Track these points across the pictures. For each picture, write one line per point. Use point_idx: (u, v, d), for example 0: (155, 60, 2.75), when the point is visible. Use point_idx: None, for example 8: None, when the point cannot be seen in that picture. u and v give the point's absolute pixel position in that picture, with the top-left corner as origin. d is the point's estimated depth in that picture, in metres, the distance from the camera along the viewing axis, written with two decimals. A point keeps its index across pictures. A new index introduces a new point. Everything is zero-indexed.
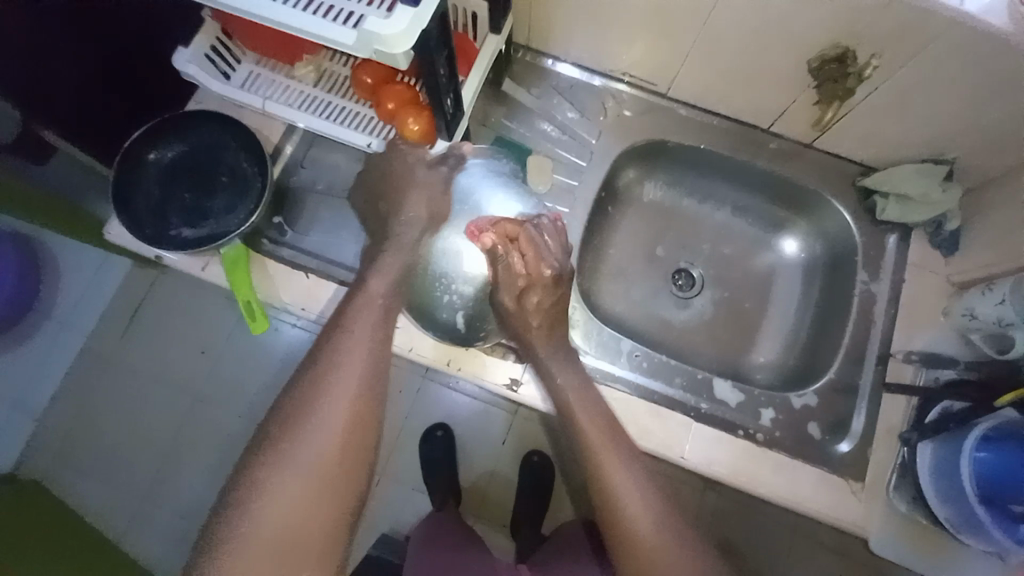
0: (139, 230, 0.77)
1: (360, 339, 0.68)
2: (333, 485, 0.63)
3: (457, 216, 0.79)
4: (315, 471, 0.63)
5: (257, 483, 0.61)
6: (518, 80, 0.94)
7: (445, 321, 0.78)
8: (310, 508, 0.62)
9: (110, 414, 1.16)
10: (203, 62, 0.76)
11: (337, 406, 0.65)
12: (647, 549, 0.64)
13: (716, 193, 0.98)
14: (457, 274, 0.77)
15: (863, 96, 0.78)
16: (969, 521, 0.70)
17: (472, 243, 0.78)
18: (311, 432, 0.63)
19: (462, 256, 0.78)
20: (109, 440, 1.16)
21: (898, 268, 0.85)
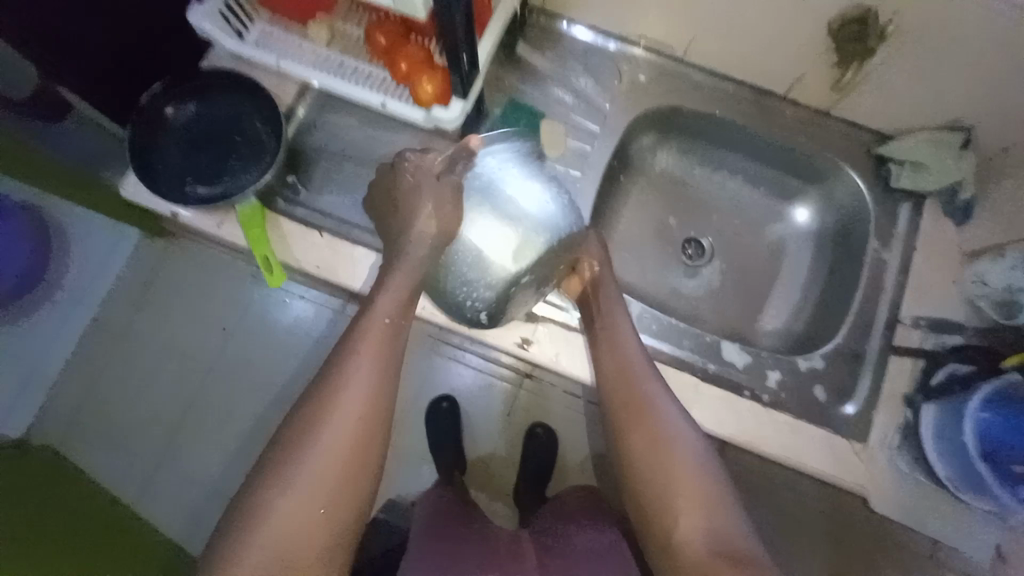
0: (157, 189, 0.78)
1: (367, 347, 0.69)
2: (338, 495, 0.63)
3: (477, 211, 0.79)
4: (322, 481, 0.62)
5: (271, 484, 0.62)
6: (533, 44, 0.93)
7: (462, 304, 0.80)
8: (312, 515, 0.61)
9: (121, 386, 1.18)
10: (218, 19, 0.77)
11: (346, 408, 0.65)
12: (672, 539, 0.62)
13: (729, 162, 0.98)
14: (482, 267, 0.78)
15: (882, 59, 0.77)
16: (973, 482, 0.72)
17: (491, 239, 0.79)
18: (318, 439, 0.64)
19: (484, 248, 0.79)
20: (120, 407, 1.18)
21: (909, 237, 0.85)
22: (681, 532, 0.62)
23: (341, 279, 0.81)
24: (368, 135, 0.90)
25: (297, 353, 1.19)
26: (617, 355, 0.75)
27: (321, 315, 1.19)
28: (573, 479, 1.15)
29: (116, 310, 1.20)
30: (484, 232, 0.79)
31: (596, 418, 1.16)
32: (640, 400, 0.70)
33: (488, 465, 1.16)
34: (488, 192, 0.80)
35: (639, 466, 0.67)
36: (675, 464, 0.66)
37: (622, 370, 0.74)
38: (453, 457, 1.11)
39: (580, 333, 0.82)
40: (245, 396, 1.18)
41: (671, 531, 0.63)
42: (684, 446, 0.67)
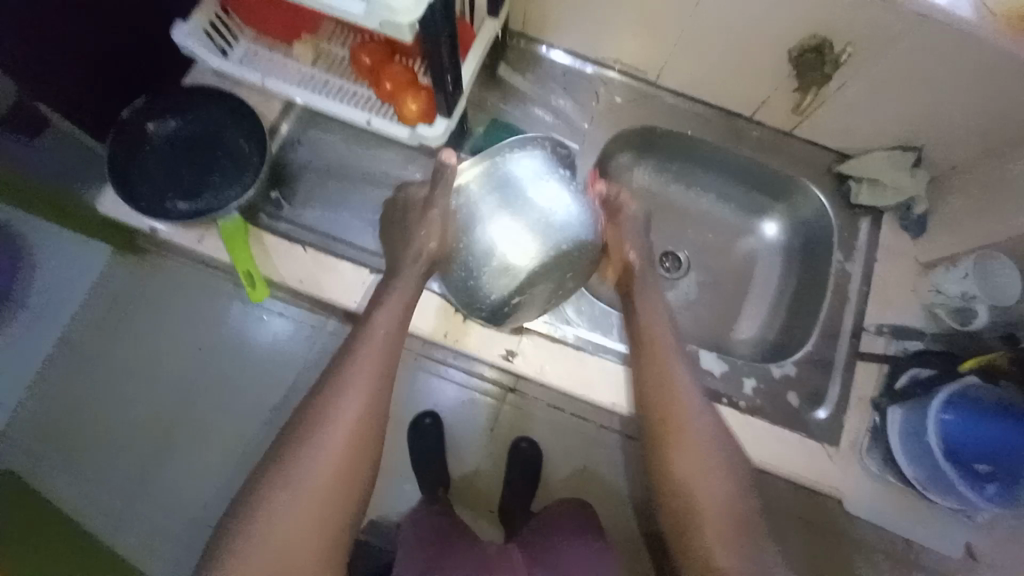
0: (134, 202, 0.78)
1: (367, 354, 0.73)
2: (338, 493, 0.68)
3: (499, 208, 0.73)
4: (320, 481, 0.67)
5: (269, 490, 0.66)
6: (513, 65, 0.96)
7: (475, 300, 0.77)
8: (310, 523, 0.66)
9: (87, 409, 1.14)
10: (202, 38, 0.79)
11: (341, 421, 0.70)
12: (700, 551, 0.68)
13: (702, 179, 1.02)
14: (501, 265, 0.74)
15: (838, 85, 0.83)
16: (936, 478, 0.75)
17: (507, 232, 0.73)
18: (320, 443, 0.68)
19: (503, 246, 0.74)
20: (85, 431, 1.13)
21: (869, 249, 0.90)
22: (717, 561, 0.66)
23: (326, 293, 0.80)
24: (352, 151, 0.91)
25: (275, 370, 1.16)
26: (660, 370, 0.76)
27: (299, 332, 1.17)
28: (558, 495, 1.14)
29: (86, 328, 1.17)
30: (504, 230, 0.73)
31: (581, 432, 1.16)
32: (671, 400, 0.74)
33: (471, 481, 1.16)
34: (509, 188, 0.74)
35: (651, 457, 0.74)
36: (710, 485, 0.70)
37: (670, 394, 0.74)
38: (437, 472, 1.11)
39: (567, 345, 0.83)
40: (221, 416, 1.15)
41: (701, 536, 0.68)
42: (721, 467, 0.70)
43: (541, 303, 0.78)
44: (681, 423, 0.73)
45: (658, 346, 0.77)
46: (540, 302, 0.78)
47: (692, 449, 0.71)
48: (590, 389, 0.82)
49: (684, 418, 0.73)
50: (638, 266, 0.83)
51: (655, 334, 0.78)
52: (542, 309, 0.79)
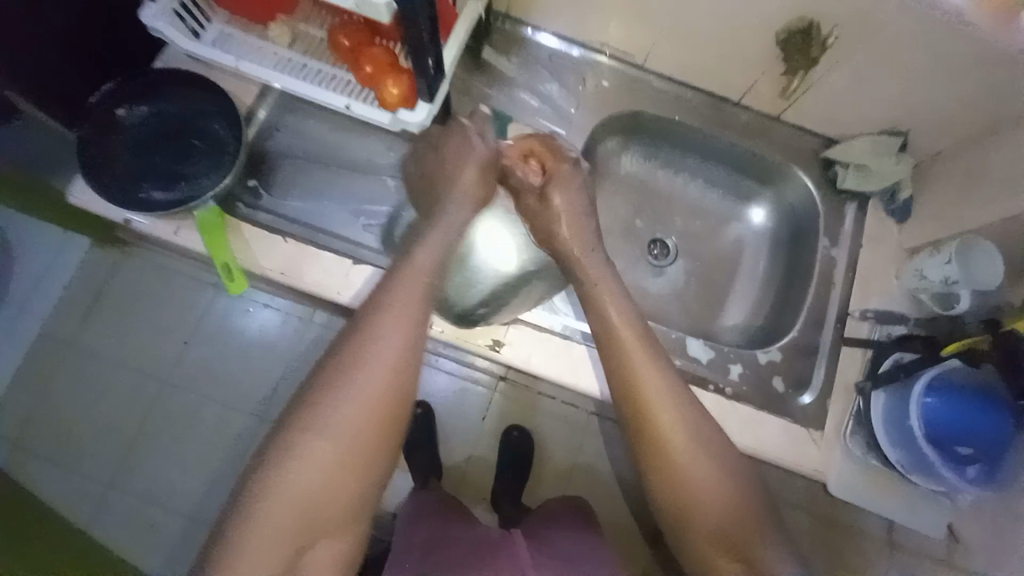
0: (107, 193, 0.75)
1: (396, 318, 0.69)
2: (361, 460, 0.65)
3: (490, 216, 0.87)
4: (343, 447, 0.64)
5: (297, 439, 0.64)
6: (498, 48, 0.94)
7: (454, 300, 0.83)
8: (340, 473, 0.64)
9: (70, 402, 1.11)
10: (172, 19, 0.75)
11: (373, 373, 0.66)
12: (698, 506, 0.67)
13: (690, 165, 1.01)
14: (483, 266, 0.83)
15: (826, 69, 0.81)
16: (918, 461, 0.76)
17: (497, 246, 0.86)
18: (343, 407, 0.65)
19: (488, 250, 0.85)
20: (68, 426, 1.11)
21: (855, 235, 0.90)
22: (705, 535, 0.67)
23: (308, 284, 0.78)
24: (334, 137, 0.89)
25: (263, 360, 1.14)
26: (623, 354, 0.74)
27: (288, 323, 1.15)
28: (548, 483, 1.14)
29: (67, 320, 1.14)
30: (491, 235, 0.86)
31: (572, 421, 1.16)
32: (644, 391, 0.71)
33: (463, 470, 1.15)
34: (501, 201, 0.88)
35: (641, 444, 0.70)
36: (693, 450, 0.69)
37: (640, 373, 0.72)
38: (428, 461, 1.10)
39: (560, 338, 0.83)
40: (227, 388, 1.13)
41: (692, 502, 0.67)
42: (698, 437, 0.69)
43: (526, 301, 0.84)
44: (670, 410, 0.70)
45: (630, 343, 0.74)
46: (524, 301, 0.84)
47: (678, 421, 0.70)
48: (579, 377, 0.81)
49: (663, 409, 0.70)
50: (584, 240, 0.82)
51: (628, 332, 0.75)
52: (533, 305, 0.84)
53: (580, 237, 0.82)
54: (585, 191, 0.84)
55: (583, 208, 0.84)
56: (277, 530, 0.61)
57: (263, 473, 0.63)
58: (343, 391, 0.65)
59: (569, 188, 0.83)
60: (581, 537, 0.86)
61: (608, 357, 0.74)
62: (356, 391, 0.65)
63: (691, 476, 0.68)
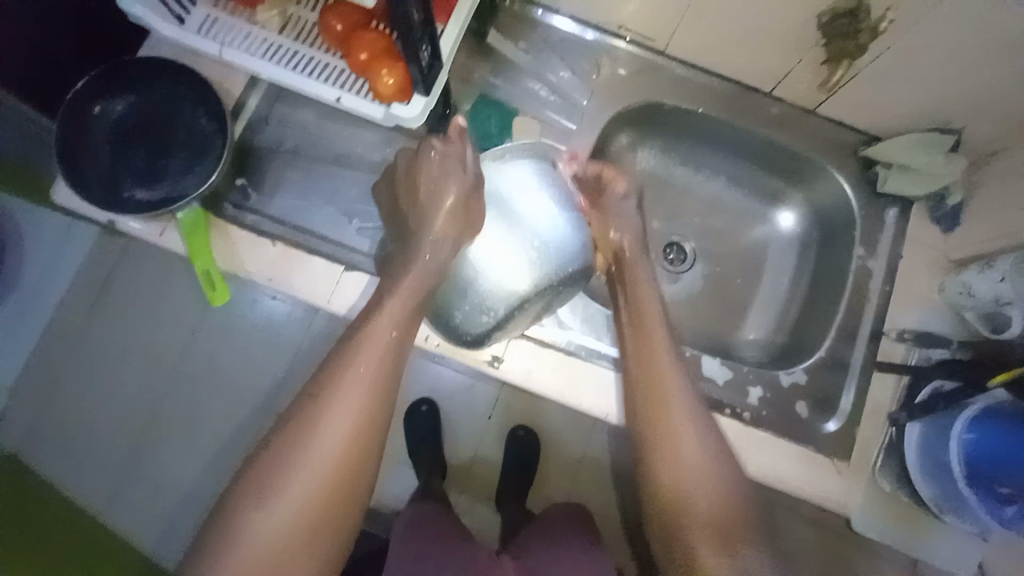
0: (88, 194, 0.71)
1: (367, 362, 0.64)
2: (324, 519, 0.59)
3: (489, 227, 0.74)
4: (299, 508, 0.58)
5: (256, 491, 0.58)
6: (503, 31, 0.86)
7: (460, 327, 0.74)
8: (302, 531, 0.58)
9: (65, 402, 1.06)
10: (152, 3, 0.69)
11: (339, 416, 0.61)
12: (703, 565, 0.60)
13: (712, 163, 0.93)
14: (491, 285, 0.72)
15: (873, 57, 0.72)
16: (953, 499, 0.70)
17: (505, 258, 0.73)
18: (303, 461, 0.59)
19: (493, 268, 0.73)
20: (62, 426, 1.05)
21: (895, 243, 0.82)
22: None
23: (298, 291, 0.74)
24: (326, 130, 0.83)
25: (264, 356, 1.07)
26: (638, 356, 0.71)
27: (295, 314, 1.07)
28: (555, 485, 1.09)
29: (66, 311, 1.07)
30: (494, 249, 0.73)
31: (582, 422, 1.10)
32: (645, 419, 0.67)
33: (469, 468, 1.10)
34: (499, 205, 0.75)
35: (655, 483, 0.66)
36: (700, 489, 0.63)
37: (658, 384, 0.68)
38: (432, 460, 1.05)
39: (567, 353, 0.77)
40: (216, 395, 1.06)
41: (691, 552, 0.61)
42: (711, 477, 0.64)
43: None
44: (679, 453, 0.65)
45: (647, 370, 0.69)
46: None
47: (679, 455, 0.65)
48: (582, 395, 0.76)
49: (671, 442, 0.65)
50: (635, 261, 0.78)
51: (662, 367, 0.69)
52: (530, 322, 0.75)
53: (637, 259, 0.78)
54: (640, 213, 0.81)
55: (638, 230, 0.80)
56: None
57: (218, 529, 0.58)
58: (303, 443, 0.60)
59: (621, 209, 0.80)
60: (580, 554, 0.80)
61: (635, 387, 0.70)
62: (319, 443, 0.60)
63: (693, 525, 0.62)
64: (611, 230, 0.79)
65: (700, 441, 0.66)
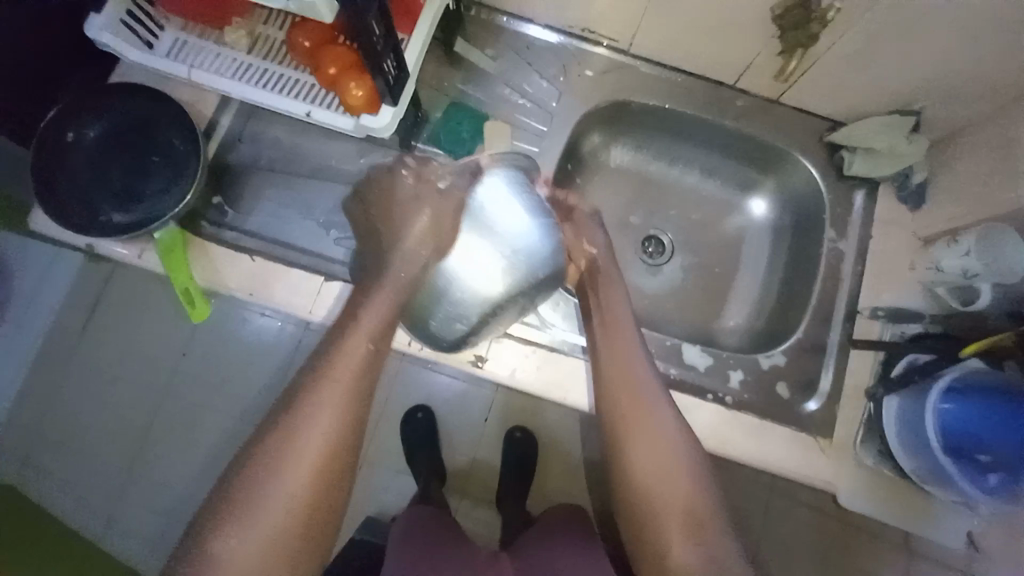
0: (64, 220, 0.71)
1: (326, 408, 0.61)
2: (301, 528, 0.59)
3: (466, 241, 0.74)
4: (252, 566, 0.56)
5: (231, 505, 0.57)
6: (472, 39, 0.88)
7: (437, 333, 0.76)
8: (279, 542, 0.57)
9: (55, 432, 1.05)
10: (120, 30, 0.70)
11: (313, 427, 0.60)
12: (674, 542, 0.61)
13: (684, 156, 0.95)
14: (466, 292, 0.73)
15: (828, 45, 0.74)
16: (935, 471, 0.71)
17: (478, 264, 0.74)
18: (273, 489, 0.58)
19: (468, 277, 0.74)
20: (53, 457, 1.04)
21: (864, 224, 0.84)
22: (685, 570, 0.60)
23: (280, 304, 0.75)
24: (301, 145, 0.84)
25: (254, 374, 1.07)
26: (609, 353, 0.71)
27: (284, 331, 1.07)
28: (553, 485, 1.09)
29: (55, 339, 1.07)
30: (470, 260, 0.73)
31: (575, 420, 1.10)
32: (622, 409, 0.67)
33: (468, 472, 1.10)
34: (475, 219, 0.74)
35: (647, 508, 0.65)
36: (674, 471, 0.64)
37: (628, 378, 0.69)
38: (428, 467, 1.05)
39: (548, 349, 0.78)
40: (207, 415, 1.06)
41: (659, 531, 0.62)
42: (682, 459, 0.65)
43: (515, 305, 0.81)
44: (668, 477, 0.64)
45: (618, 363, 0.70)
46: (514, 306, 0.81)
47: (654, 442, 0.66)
48: (566, 391, 0.77)
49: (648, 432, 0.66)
50: (606, 275, 0.77)
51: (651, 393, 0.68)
52: (515, 319, 0.77)
53: (606, 274, 0.77)
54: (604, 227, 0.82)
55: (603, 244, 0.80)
56: None
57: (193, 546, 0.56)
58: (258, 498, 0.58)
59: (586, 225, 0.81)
60: (585, 556, 0.78)
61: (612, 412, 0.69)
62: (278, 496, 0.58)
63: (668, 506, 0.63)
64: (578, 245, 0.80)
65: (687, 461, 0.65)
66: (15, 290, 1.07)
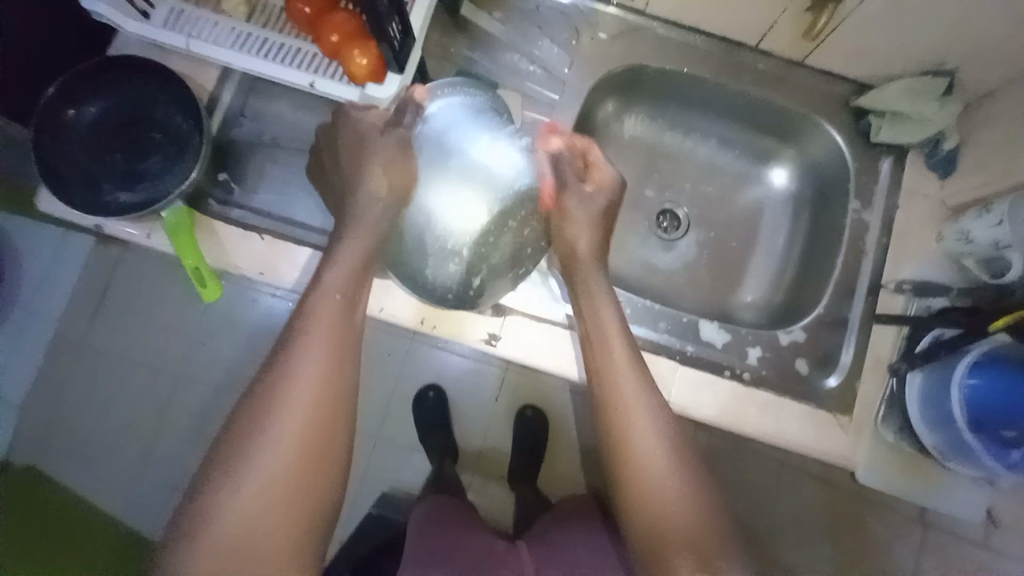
0: (68, 200, 0.70)
1: (303, 410, 0.59)
2: (306, 475, 0.59)
3: (429, 174, 0.71)
4: (260, 510, 0.57)
5: (235, 453, 0.58)
6: (478, 4, 0.84)
7: (436, 280, 0.72)
8: (287, 491, 0.58)
9: (73, 411, 1.06)
10: (117, 1, 0.69)
11: (307, 377, 0.60)
12: (651, 493, 0.63)
13: (701, 125, 0.91)
14: (446, 233, 0.70)
15: (858, 2, 0.69)
16: (959, 446, 0.69)
17: (458, 199, 0.71)
18: (271, 439, 0.58)
19: (444, 204, 0.71)
20: (73, 436, 1.06)
21: (890, 195, 0.80)
22: (666, 519, 0.62)
23: (290, 283, 0.74)
24: (303, 118, 0.81)
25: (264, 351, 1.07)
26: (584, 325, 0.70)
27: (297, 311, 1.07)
28: (565, 463, 1.10)
29: (67, 321, 1.07)
30: (449, 197, 0.71)
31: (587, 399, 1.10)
32: (604, 367, 0.67)
33: (480, 452, 1.10)
34: (435, 145, 0.72)
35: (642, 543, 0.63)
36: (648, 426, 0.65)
37: (605, 341, 0.68)
38: (441, 446, 1.06)
39: (565, 328, 0.77)
40: (222, 393, 1.07)
41: (638, 483, 0.64)
42: (658, 417, 0.66)
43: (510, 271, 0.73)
44: (643, 479, 0.64)
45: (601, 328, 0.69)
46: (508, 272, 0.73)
47: (637, 402, 0.66)
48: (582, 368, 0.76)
49: (631, 395, 0.66)
50: (588, 267, 0.72)
51: (642, 420, 0.65)
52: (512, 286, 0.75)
53: (593, 263, 0.72)
54: (602, 218, 0.74)
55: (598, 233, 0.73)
56: (224, 551, 0.56)
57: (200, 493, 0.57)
58: (240, 493, 0.57)
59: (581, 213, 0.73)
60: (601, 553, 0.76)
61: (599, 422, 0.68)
62: (253, 532, 0.56)
63: (647, 464, 0.64)
64: (568, 234, 0.73)
65: (680, 493, 0.63)
66: (23, 272, 1.06)
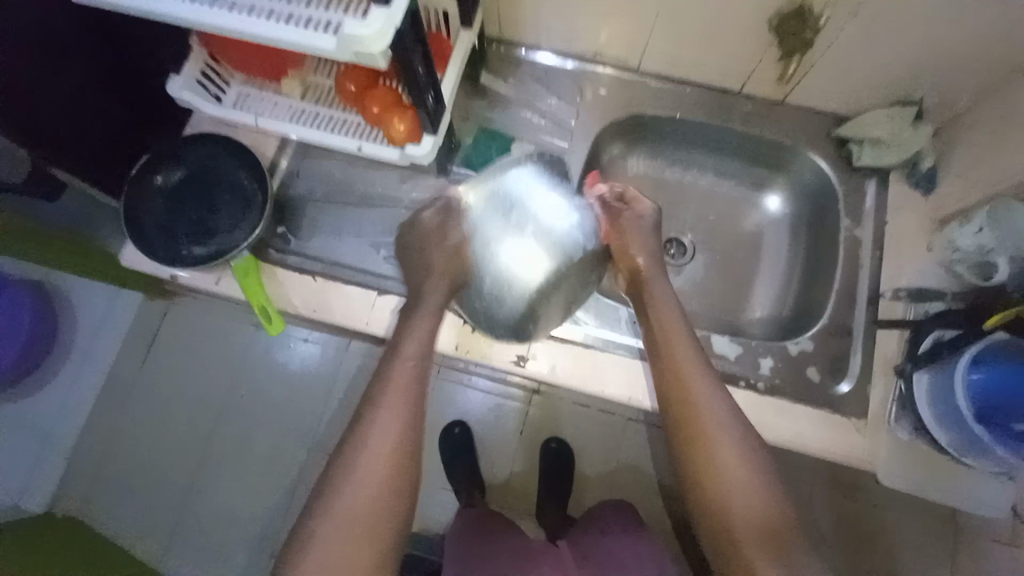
0: (152, 253, 0.82)
1: (395, 407, 0.68)
2: (401, 466, 0.67)
3: (485, 243, 0.80)
4: (366, 500, 0.64)
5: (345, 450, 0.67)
6: (495, 72, 0.97)
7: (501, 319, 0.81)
8: (386, 480, 0.66)
9: (131, 452, 1.15)
10: (196, 87, 0.81)
11: (399, 378, 0.70)
12: (718, 476, 0.67)
13: (698, 160, 1.01)
14: (511, 287, 0.80)
15: (823, 47, 0.80)
16: (973, 441, 0.72)
17: (518, 253, 0.80)
18: (372, 435, 0.67)
19: (511, 267, 0.80)
20: (130, 477, 1.14)
21: (878, 212, 0.88)
22: (732, 498, 0.66)
23: (340, 318, 0.83)
24: (348, 175, 0.94)
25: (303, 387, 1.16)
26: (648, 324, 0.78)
27: (327, 352, 1.18)
28: (594, 490, 1.13)
29: (127, 369, 1.18)
30: (512, 254, 0.80)
31: (610, 423, 1.14)
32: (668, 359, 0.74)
33: (507, 483, 1.14)
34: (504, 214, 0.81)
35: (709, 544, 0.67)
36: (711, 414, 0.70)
37: (669, 336, 0.76)
38: (470, 480, 1.09)
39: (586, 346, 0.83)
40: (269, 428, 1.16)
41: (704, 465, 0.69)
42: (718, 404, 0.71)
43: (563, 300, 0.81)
44: (712, 461, 0.68)
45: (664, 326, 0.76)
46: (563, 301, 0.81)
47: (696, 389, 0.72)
48: (603, 383, 0.82)
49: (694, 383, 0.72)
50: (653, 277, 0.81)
51: (706, 410, 0.70)
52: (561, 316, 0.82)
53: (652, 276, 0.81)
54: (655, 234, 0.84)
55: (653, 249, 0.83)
56: (336, 539, 0.62)
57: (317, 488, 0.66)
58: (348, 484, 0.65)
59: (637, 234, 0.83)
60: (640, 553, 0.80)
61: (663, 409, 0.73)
62: (362, 520, 0.64)
63: (712, 446, 0.69)
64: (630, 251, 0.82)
65: (746, 478, 0.67)
66: (81, 326, 1.17)
